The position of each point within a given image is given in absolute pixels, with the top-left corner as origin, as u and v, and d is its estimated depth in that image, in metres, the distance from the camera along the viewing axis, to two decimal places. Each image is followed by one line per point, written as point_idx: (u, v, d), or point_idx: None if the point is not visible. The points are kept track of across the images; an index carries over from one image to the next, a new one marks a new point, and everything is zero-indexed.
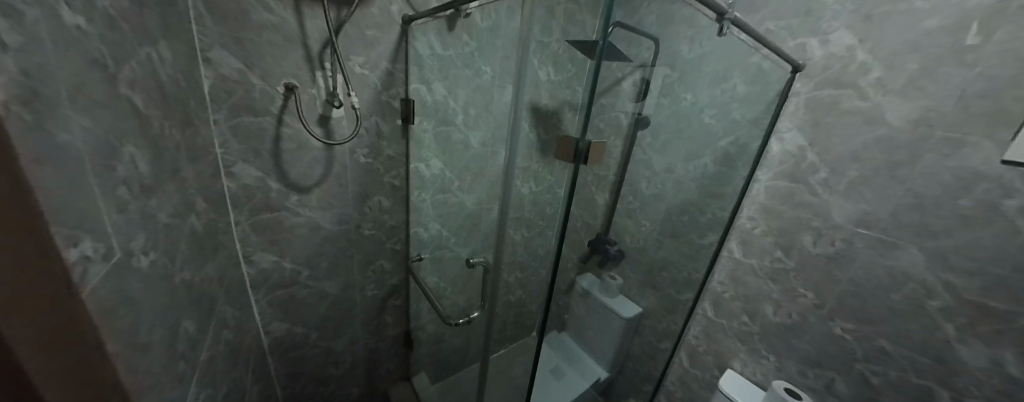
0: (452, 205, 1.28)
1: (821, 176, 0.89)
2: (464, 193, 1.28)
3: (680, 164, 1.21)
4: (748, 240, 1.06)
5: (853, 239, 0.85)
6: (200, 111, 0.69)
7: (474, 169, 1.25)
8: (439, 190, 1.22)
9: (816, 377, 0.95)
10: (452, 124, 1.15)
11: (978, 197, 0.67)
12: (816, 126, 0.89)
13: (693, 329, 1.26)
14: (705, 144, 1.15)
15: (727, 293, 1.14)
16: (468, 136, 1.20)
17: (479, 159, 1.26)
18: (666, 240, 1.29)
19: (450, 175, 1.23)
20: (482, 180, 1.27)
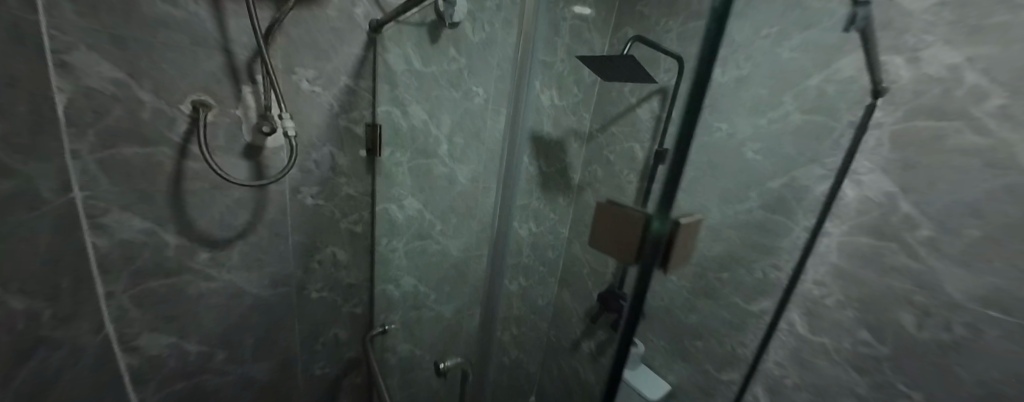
0: (433, 254, 1.03)
1: (923, 233, 0.64)
2: (450, 240, 1.05)
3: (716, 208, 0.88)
4: (812, 314, 0.81)
5: (981, 328, 0.58)
6: (43, 147, 0.45)
7: (460, 209, 1.04)
8: (416, 237, 0.98)
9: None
10: (436, 155, 0.93)
11: None
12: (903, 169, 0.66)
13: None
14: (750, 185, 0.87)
15: (788, 379, 0.87)
16: (452, 169, 0.97)
17: (466, 198, 1.03)
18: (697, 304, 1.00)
19: (429, 219, 0.98)
20: (471, 222, 1.06)
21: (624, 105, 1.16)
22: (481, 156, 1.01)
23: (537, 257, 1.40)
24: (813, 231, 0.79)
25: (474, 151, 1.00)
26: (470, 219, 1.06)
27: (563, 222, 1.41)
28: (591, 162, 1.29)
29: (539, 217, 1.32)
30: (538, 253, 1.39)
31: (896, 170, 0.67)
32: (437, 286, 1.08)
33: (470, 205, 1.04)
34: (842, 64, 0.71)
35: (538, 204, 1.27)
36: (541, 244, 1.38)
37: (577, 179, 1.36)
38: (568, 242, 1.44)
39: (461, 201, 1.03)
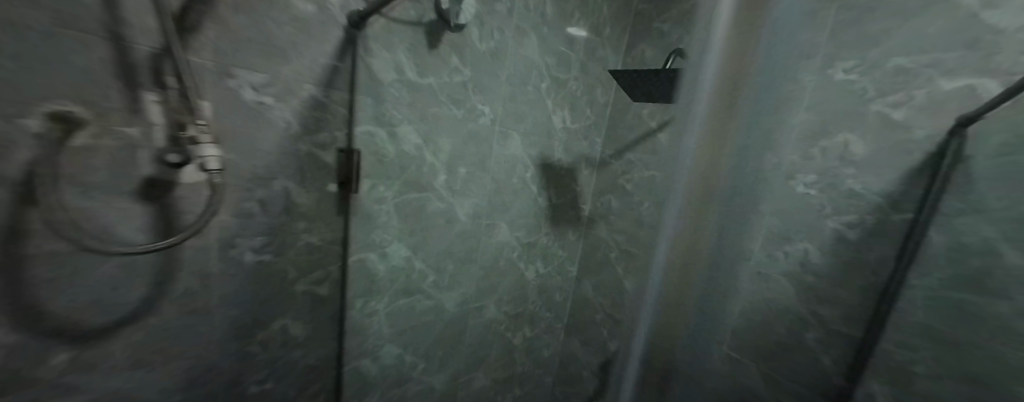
0: (413, 310, 0.80)
1: None
2: (439, 292, 0.84)
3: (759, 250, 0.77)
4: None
5: None
6: None
7: (452, 254, 0.83)
8: (390, 294, 0.74)
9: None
10: (420, 190, 0.72)
11: None
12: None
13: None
14: (801, 224, 0.71)
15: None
16: (441, 204, 0.77)
17: (458, 239, 0.83)
18: (746, 369, 0.79)
19: (408, 267, 0.76)
20: (459, 270, 0.86)
21: (643, 129, 0.99)
22: (487, 187, 0.85)
23: (544, 302, 1.14)
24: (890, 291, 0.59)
25: (468, 182, 0.80)
26: (468, 262, 0.87)
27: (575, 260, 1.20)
28: (602, 192, 1.11)
29: (546, 256, 1.10)
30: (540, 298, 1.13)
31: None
32: (427, 351, 0.86)
33: (467, 245, 0.86)
34: (915, 97, 0.58)
35: (543, 241, 1.06)
36: (548, 289, 1.14)
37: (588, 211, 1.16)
38: (578, 283, 1.21)
39: (451, 244, 0.82)
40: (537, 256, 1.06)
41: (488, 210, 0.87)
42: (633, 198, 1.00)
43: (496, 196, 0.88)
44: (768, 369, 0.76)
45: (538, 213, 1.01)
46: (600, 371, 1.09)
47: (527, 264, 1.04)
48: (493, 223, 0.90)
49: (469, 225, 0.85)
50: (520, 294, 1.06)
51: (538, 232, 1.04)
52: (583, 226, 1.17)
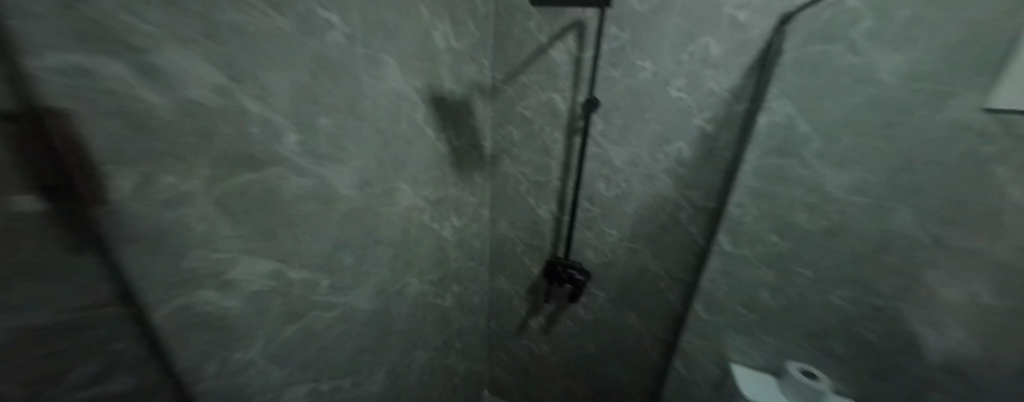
0: (280, 350, 0.51)
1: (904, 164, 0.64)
2: (321, 308, 0.56)
3: (645, 154, 0.86)
4: (729, 262, 0.83)
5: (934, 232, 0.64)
6: None
7: (324, 252, 0.55)
8: (227, 353, 0.42)
9: (847, 379, 0.79)
10: (276, 171, 0.44)
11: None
12: (852, 129, 0.65)
13: (679, 364, 0.98)
14: (676, 126, 0.81)
15: (716, 320, 0.89)
16: (288, 186, 0.46)
17: (325, 227, 0.54)
18: (641, 252, 0.95)
19: (269, 294, 0.47)
20: (350, 264, 0.60)
21: (533, 46, 0.86)
22: (376, 142, 0.61)
23: (456, 260, 0.95)
24: (735, 170, 0.77)
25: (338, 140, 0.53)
26: (348, 254, 0.59)
27: (482, 203, 1.06)
28: (501, 122, 0.97)
29: (450, 210, 0.88)
30: (460, 252, 0.97)
31: (832, 130, 0.66)
32: (358, 370, 0.66)
33: (340, 234, 0.57)
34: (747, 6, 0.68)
35: (450, 188, 0.86)
36: (461, 244, 0.96)
37: (483, 146, 0.98)
38: (492, 225, 1.11)
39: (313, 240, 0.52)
40: (445, 214, 0.84)
41: (367, 176, 0.60)
42: (538, 124, 0.93)
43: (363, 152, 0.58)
44: (660, 247, 0.92)
45: (438, 158, 0.78)
46: (532, 292, 1.14)
47: (435, 219, 0.82)
48: (382, 190, 0.64)
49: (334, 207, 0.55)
50: (439, 260, 0.86)
51: (433, 186, 0.79)
52: (488, 163, 1.02)
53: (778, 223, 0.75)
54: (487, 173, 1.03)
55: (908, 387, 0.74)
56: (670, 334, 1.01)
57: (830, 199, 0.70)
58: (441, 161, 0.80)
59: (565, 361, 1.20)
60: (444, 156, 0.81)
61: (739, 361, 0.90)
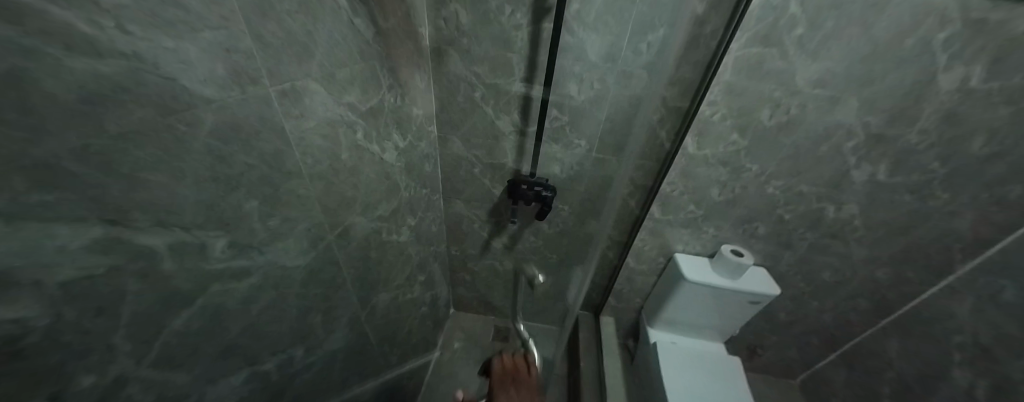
0: (166, 363, 0.30)
1: (888, 56, 0.63)
2: (229, 284, 0.36)
3: (625, 45, 0.71)
4: (692, 162, 0.84)
5: (886, 126, 0.71)
6: None
7: (198, 202, 0.31)
8: (57, 383, 0.23)
9: (758, 251, 0.98)
10: (38, 29, 0.18)
11: (997, 68, 0.60)
12: (838, 12, 0.60)
13: (631, 259, 1.08)
14: (664, 6, 0.65)
15: (667, 219, 0.97)
16: (68, 66, 0.20)
17: (186, 161, 0.29)
18: (607, 162, 0.91)
19: (105, 288, 0.25)
20: (256, 213, 0.38)
21: None
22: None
23: (408, 186, 0.79)
24: (716, 61, 0.69)
25: None
26: (247, 199, 0.36)
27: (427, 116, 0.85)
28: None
29: (387, 127, 0.65)
30: (408, 179, 0.78)
31: (818, 12, 0.61)
32: (323, 333, 0.54)
33: (214, 170, 0.32)
34: None
35: (380, 94, 0.61)
36: (407, 169, 0.77)
37: (418, 34, 0.72)
38: (442, 144, 0.94)
39: (164, 181, 0.27)
40: (383, 130, 0.63)
41: (239, 63, 0.33)
42: (493, 0, 0.68)
43: (225, 11, 0.30)
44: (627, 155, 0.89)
45: (355, 40, 0.51)
46: (493, 213, 1.06)
47: (369, 137, 0.59)
48: (278, 91, 0.38)
49: (195, 120, 0.29)
50: (390, 188, 0.70)
51: (357, 88, 0.53)
52: (429, 59, 0.78)
53: (740, 120, 0.76)
54: (427, 75, 0.79)
55: (799, 251, 0.95)
56: (623, 236, 1.07)
57: (793, 93, 0.70)
58: (361, 49, 0.53)
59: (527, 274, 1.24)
60: (366, 41, 0.55)
61: (681, 250, 1.03)
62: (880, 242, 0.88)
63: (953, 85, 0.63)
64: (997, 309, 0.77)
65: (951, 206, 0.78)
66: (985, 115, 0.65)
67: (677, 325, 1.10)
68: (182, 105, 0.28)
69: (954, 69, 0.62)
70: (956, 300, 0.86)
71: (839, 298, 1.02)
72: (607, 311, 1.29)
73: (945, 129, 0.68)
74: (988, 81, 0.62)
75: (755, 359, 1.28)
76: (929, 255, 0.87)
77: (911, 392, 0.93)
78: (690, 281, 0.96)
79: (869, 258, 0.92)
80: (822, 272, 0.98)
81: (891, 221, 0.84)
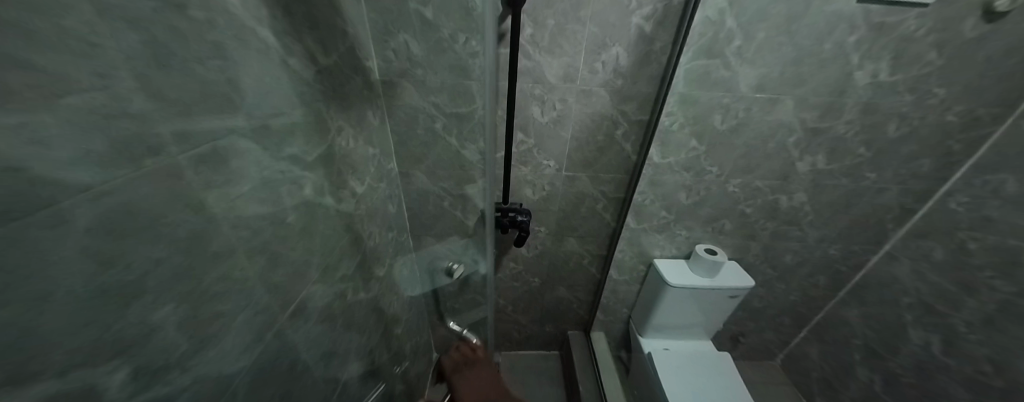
0: None
1: (812, 60, 0.71)
2: None
3: (581, 65, 0.72)
4: (658, 171, 0.87)
5: (822, 121, 0.79)
6: None
7: (75, 331, 0.23)
8: None
9: (729, 247, 1.03)
10: None
11: (895, 65, 0.72)
12: (766, 25, 0.67)
13: (614, 270, 1.07)
14: (615, 27, 0.67)
15: (642, 227, 0.98)
16: None
17: (45, 280, 0.21)
18: (578, 180, 0.89)
19: None
20: (173, 321, 0.29)
21: None
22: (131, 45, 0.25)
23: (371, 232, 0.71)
24: (669, 75, 0.72)
25: None
26: (162, 302, 0.28)
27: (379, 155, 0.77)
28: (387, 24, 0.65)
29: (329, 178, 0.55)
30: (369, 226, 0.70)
31: (750, 26, 0.67)
32: None
33: (97, 282, 0.24)
34: None
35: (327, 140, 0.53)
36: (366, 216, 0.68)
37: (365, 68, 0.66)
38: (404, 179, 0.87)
39: (2, 320, 0.19)
40: (336, 178, 0.56)
41: (131, 131, 0.25)
42: (446, 29, 0.64)
43: (96, 69, 0.23)
44: (597, 170, 0.87)
45: (292, 84, 0.45)
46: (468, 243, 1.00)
47: (321, 190, 0.51)
48: (191, 158, 0.30)
49: (61, 222, 0.21)
50: (351, 241, 0.62)
51: (297, 137, 0.46)
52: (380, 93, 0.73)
53: (697, 127, 0.80)
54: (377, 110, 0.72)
55: (763, 240, 1.01)
56: (604, 249, 1.05)
57: (739, 99, 0.76)
58: (300, 94, 0.46)
59: (511, 301, 1.18)
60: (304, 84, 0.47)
61: (659, 255, 1.05)
62: (828, 222, 0.97)
63: (866, 80, 0.73)
64: (935, 271, 0.90)
65: (881, 183, 0.89)
66: (892, 104, 0.77)
67: (665, 329, 1.11)
68: (42, 202, 0.20)
69: (865, 66, 0.72)
70: (897, 264, 0.99)
71: (802, 277, 1.10)
72: (597, 325, 1.26)
73: (866, 118, 0.78)
74: (893, 74, 0.73)
75: (739, 348, 1.32)
76: (868, 226, 0.98)
77: (877, 356, 1.03)
78: (674, 285, 0.97)
79: (821, 238, 1.01)
80: (784, 256, 1.05)
81: (836, 203, 0.93)
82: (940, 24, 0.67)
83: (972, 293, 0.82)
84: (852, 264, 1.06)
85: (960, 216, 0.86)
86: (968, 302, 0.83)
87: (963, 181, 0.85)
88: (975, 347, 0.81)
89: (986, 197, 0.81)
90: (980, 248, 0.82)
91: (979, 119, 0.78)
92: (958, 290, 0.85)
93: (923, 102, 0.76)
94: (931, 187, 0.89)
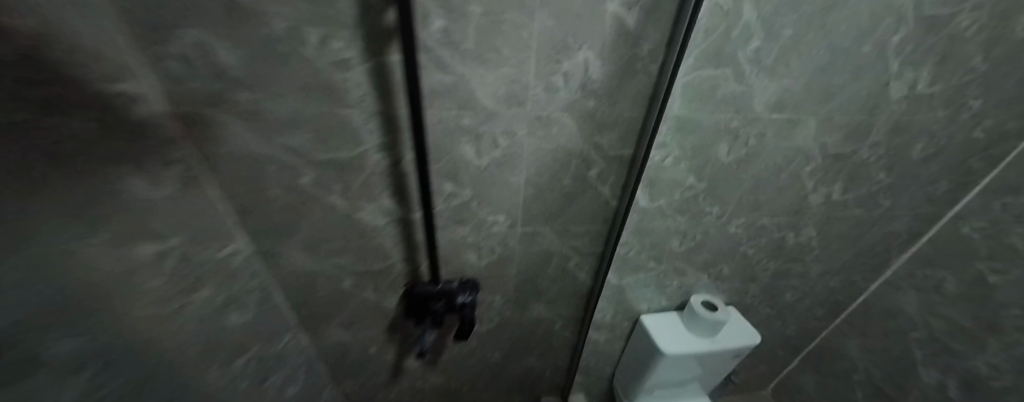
0: None
1: (847, 68, 0.51)
2: None
3: (531, 79, 0.45)
4: (646, 216, 0.64)
5: (846, 145, 0.61)
6: None
7: None
8: None
9: (726, 291, 0.85)
10: None
11: (935, 73, 0.55)
12: (797, 17, 0.45)
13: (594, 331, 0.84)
14: (580, 19, 0.41)
15: (626, 282, 0.76)
16: None
17: None
18: (541, 236, 0.63)
19: None
20: None
21: None
22: None
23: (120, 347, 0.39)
24: (662, 92, 0.48)
25: None
26: None
27: (188, 242, 0.44)
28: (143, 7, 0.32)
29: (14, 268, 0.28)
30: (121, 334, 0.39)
31: (775, 18, 0.45)
32: None
33: None
34: None
35: None
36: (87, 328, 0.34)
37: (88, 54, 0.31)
38: (273, 262, 0.55)
39: None
40: None
41: None
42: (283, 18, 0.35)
43: None
44: (567, 223, 0.62)
45: None
46: (393, 328, 0.71)
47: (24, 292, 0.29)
48: None
49: None
50: None
51: None
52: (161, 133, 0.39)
53: (696, 160, 0.58)
54: (158, 168, 0.39)
55: (765, 280, 0.84)
56: (580, 311, 0.81)
57: (751, 122, 0.54)
58: None
59: (467, 381, 0.90)
60: None
61: (647, 309, 0.84)
62: (833, 255, 0.82)
63: (902, 92, 0.56)
64: (948, 303, 0.79)
65: (895, 210, 0.75)
66: (922, 121, 0.61)
67: (657, 392, 0.91)
68: None
69: (904, 75, 0.54)
70: (901, 294, 0.87)
71: (799, 312, 0.96)
72: (576, 388, 1.03)
73: (892, 139, 0.62)
74: (931, 85, 0.56)
75: (731, 385, 1.18)
76: (874, 255, 0.85)
77: (883, 394, 0.92)
78: (669, 353, 0.76)
79: (824, 272, 0.86)
80: (784, 294, 0.90)
81: (845, 235, 0.78)
82: (997, 17, 0.51)
83: (995, 332, 0.71)
84: (851, 293, 0.94)
85: (973, 242, 0.74)
86: (990, 342, 0.72)
87: (979, 202, 0.73)
88: (1003, 397, 0.70)
89: (1006, 222, 0.68)
90: (1002, 282, 0.69)
91: (1006, 134, 0.65)
92: (975, 328, 0.74)
93: (955, 117, 0.61)
94: (940, 209, 0.78)
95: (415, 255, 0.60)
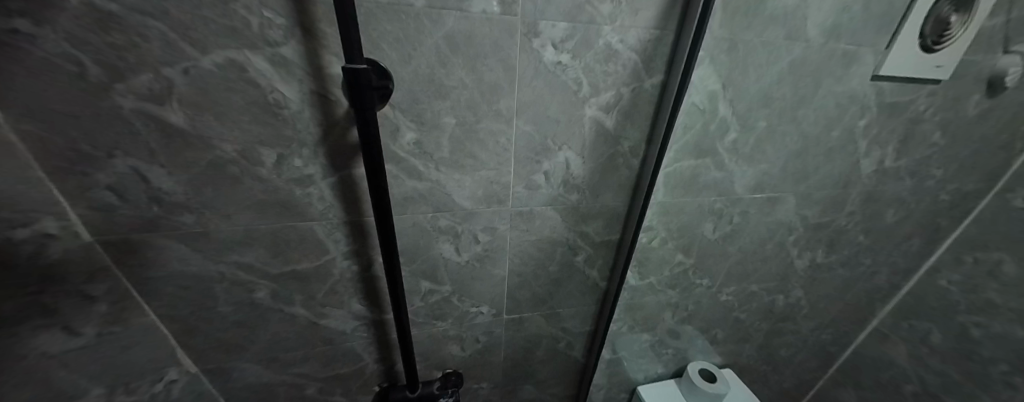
0: None
1: (820, 151, 0.52)
2: None
3: (511, 179, 0.43)
4: (636, 294, 0.62)
5: (824, 216, 0.62)
6: None
7: None
8: None
9: (721, 354, 0.82)
10: None
11: (897, 150, 0.57)
12: (768, 112, 0.46)
13: None
14: (558, 124, 0.40)
15: (620, 355, 0.72)
16: None
17: None
18: (528, 321, 0.59)
19: None
20: None
21: None
22: None
23: None
24: (645, 184, 0.47)
25: None
26: None
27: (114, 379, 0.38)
28: (72, 139, 0.28)
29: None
30: None
31: (749, 114, 0.46)
32: None
33: None
34: None
35: None
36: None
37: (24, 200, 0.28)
38: (223, 379, 0.48)
39: None
40: None
41: None
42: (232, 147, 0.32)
43: None
44: (554, 306, 0.59)
45: None
46: None
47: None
48: None
49: None
50: None
51: None
52: (83, 265, 0.33)
53: (683, 239, 0.56)
54: (76, 308, 0.33)
55: (759, 339, 0.82)
56: (573, 388, 0.76)
57: (734, 202, 0.54)
58: None
59: None
60: None
61: (643, 378, 0.79)
62: (822, 311, 0.82)
63: (872, 167, 0.58)
64: (936, 357, 0.78)
65: (876, 266, 0.76)
66: (892, 190, 0.62)
67: None
68: None
69: (873, 153, 0.56)
70: (890, 346, 0.86)
71: (795, 364, 0.94)
72: None
73: (866, 207, 0.63)
74: (897, 159, 0.58)
75: None
76: (861, 307, 0.85)
77: None
78: None
79: (815, 326, 0.85)
80: (779, 350, 0.87)
81: (831, 292, 0.78)
82: (947, 101, 0.54)
83: (987, 389, 0.70)
84: (843, 344, 0.93)
85: (952, 296, 0.75)
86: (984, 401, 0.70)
87: (951, 256, 0.75)
88: None
89: (980, 278, 0.69)
90: (985, 338, 0.69)
91: (967, 195, 0.68)
92: (968, 383, 0.73)
93: (922, 185, 0.64)
94: (916, 262, 0.79)
95: (387, 352, 0.54)
